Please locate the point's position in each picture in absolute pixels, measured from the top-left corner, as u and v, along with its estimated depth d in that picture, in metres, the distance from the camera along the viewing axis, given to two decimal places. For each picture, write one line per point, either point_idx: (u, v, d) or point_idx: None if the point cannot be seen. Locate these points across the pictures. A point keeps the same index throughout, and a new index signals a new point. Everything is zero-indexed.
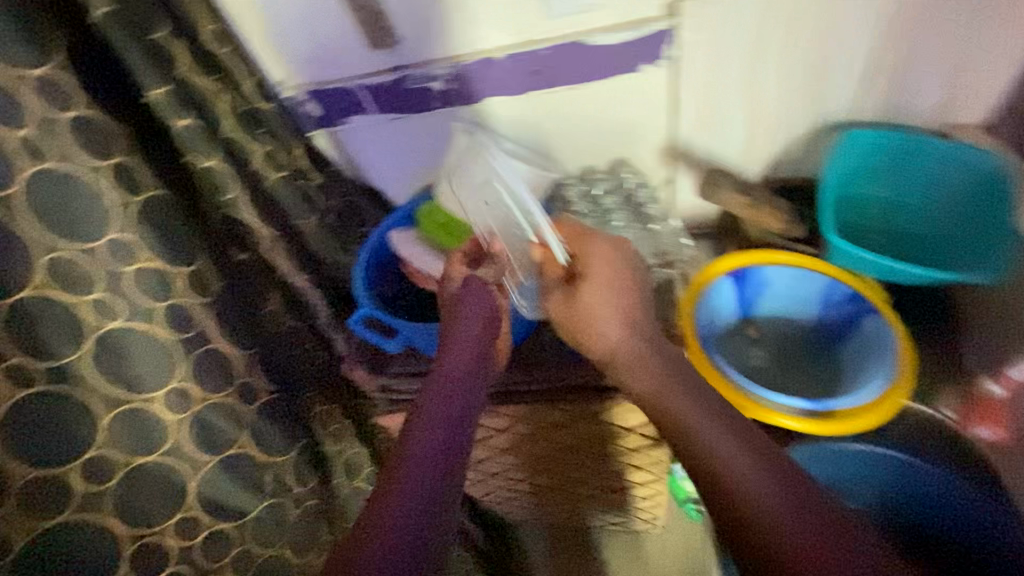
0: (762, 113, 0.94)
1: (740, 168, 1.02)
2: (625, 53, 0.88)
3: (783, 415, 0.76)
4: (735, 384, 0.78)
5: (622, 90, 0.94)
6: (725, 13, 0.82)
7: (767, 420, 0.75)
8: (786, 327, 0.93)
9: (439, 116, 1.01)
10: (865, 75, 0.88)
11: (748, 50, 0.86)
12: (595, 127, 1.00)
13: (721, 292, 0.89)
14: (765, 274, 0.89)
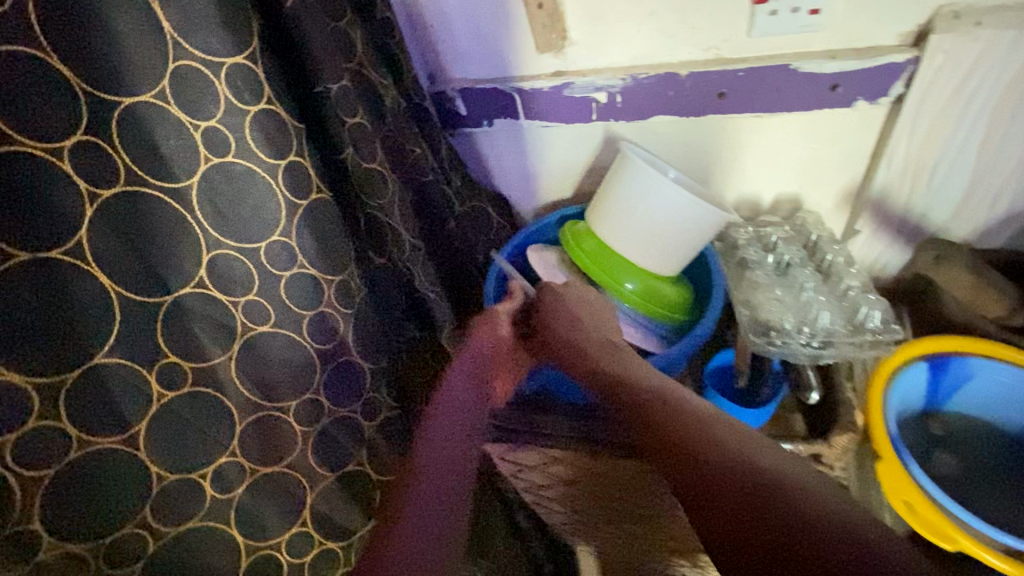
0: (990, 172, 0.79)
1: (940, 230, 0.86)
2: (841, 85, 0.75)
3: (989, 548, 0.61)
4: (925, 494, 0.64)
5: (820, 125, 0.81)
6: (982, 53, 0.68)
7: (964, 550, 0.61)
8: (979, 431, 0.79)
9: (590, 128, 0.91)
10: None
11: (996, 98, 0.72)
12: (770, 164, 0.88)
13: (915, 376, 0.75)
14: (972, 368, 0.74)
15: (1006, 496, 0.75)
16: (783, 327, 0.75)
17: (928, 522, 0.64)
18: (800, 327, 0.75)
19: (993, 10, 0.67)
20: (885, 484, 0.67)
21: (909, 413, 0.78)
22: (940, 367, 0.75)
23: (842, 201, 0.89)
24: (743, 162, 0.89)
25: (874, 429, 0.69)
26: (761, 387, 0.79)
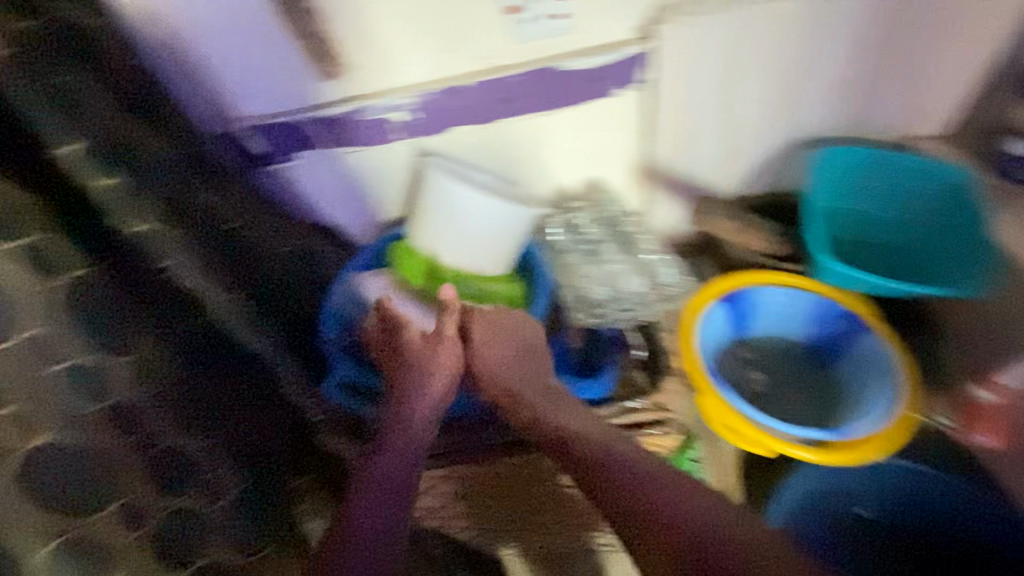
0: (738, 135, 0.92)
1: (716, 189, 0.99)
2: (600, 79, 0.84)
3: (782, 442, 0.74)
4: (735, 412, 0.75)
5: (598, 114, 0.90)
6: (700, 34, 0.79)
7: (767, 450, 0.74)
8: (780, 347, 0.92)
9: (393, 149, 0.91)
10: (832, 92, 0.86)
11: (723, 73, 0.84)
12: (566, 155, 0.95)
13: (717, 313, 0.87)
14: (757, 296, 0.88)
15: (811, 397, 0.88)
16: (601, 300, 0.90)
17: (740, 435, 0.76)
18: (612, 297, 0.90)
19: None
20: (704, 412, 0.77)
21: (721, 345, 0.90)
22: (734, 301, 0.88)
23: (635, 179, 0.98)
24: (543, 155, 0.95)
25: (690, 366, 0.80)
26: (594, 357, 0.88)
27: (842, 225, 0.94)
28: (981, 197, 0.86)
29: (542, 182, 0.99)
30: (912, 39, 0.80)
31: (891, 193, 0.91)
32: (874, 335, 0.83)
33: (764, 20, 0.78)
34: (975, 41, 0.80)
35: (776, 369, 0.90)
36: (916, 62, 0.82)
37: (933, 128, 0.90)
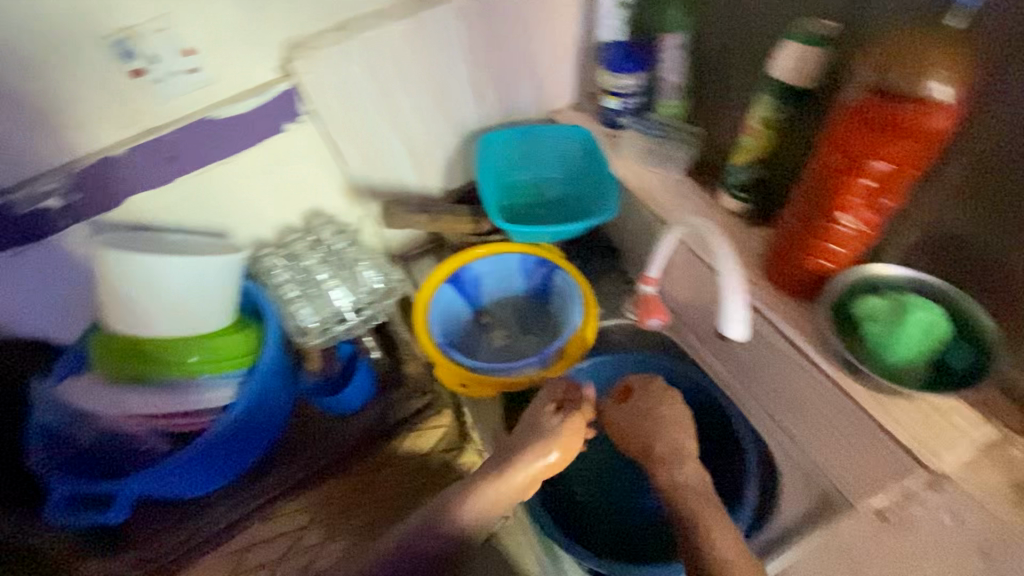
0: (417, 142, 1.02)
1: (423, 189, 1.09)
2: (261, 118, 0.88)
3: (512, 380, 0.87)
4: (467, 370, 0.87)
5: (279, 151, 0.94)
6: (333, 65, 0.86)
7: (500, 390, 0.86)
8: (511, 304, 1.06)
9: (70, 234, 0.86)
10: (476, 89, 1.00)
11: (373, 93, 0.93)
12: (268, 194, 0.98)
13: (443, 296, 0.98)
14: (473, 270, 1.01)
15: (546, 337, 1.02)
16: (313, 326, 0.93)
17: (479, 386, 0.87)
18: (323, 321, 0.93)
19: (317, 35, 0.85)
20: (444, 381, 0.87)
21: (460, 319, 1.02)
22: (455, 280, 1.00)
23: (347, 198, 1.05)
24: (244, 200, 0.97)
25: (425, 347, 0.90)
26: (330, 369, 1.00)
27: (526, 195, 1.09)
28: (609, 150, 1.01)
29: (259, 225, 1.02)
30: (512, 36, 0.97)
31: (556, 158, 1.07)
32: (562, 272, 0.98)
33: (383, 43, 0.88)
34: (559, 29, 1.00)
35: (516, 322, 1.06)
36: (525, 51, 1.00)
37: (567, 98, 1.11)
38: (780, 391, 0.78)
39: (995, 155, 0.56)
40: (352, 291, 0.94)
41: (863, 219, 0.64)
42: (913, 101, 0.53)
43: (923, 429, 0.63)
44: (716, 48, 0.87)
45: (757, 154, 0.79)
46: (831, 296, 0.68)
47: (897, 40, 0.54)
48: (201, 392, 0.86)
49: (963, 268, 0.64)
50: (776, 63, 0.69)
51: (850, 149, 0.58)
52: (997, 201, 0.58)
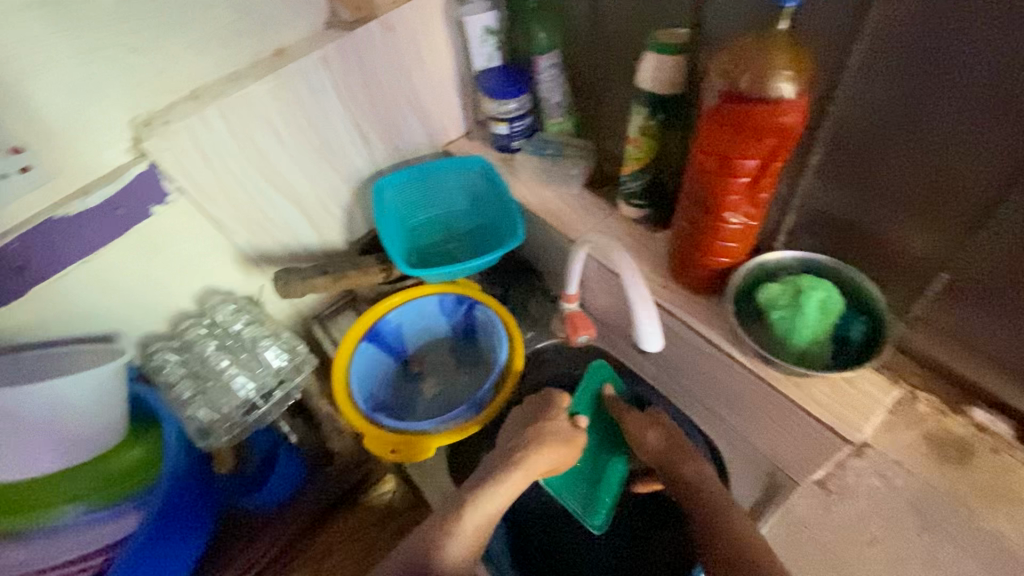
0: (308, 199, 0.96)
1: (324, 244, 1.04)
2: (120, 207, 0.78)
3: (446, 434, 0.83)
4: (396, 434, 0.83)
5: (153, 237, 0.84)
6: (193, 139, 0.78)
7: (433, 449, 0.82)
8: (438, 348, 1.03)
9: None
10: (361, 136, 0.95)
11: (248, 158, 0.85)
12: (149, 285, 0.88)
13: (365, 355, 0.93)
14: (390, 321, 0.96)
15: (479, 373, 0.99)
16: (215, 422, 0.87)
17: (411, 448, 0.82)
18: (224, 416, 0.87)
19: (170, 107, 0.77)
20: (376, 450, 0.83)
21: (387, 374, 0.99)
22: (373, 337, 0.95)
23: (242, 270, 0.97)
24: (124, 295, 0.86)
25: (350, 417, 0.85)
26: (246, 464, 0.96)
27: (435, 233, 1.06)
28: (507, 175, 1.00)
29: (148, 317, 0.91)
30: (389, 74, 0.91)
31: (460, 191, 1.04)
32: (482, 306, 0.95)
33: (246, 105, 0.80)
34: (436, 61, 0.95)
35: (446, 362, 1.02)
36: (406, 89, 0.94)
37: (459, 127, 1.08)
38: (710, 387, 0.79)
39: (854, 135, 0.58)
40: (253, 374, 0.89)
41: (747, 215, 0.65)
42: (767, 101, 0.54)
43: (840, 403, 0.65)
44: (588, 63, 0.88)
45: (643, 161, 0.79)
46: (732, 291, 0.70)
47: (743, 44, 0.55)
48: (96, 526, 0.80)
49: (848, 244, 0.67)
50: (642, 74, 0.70)
51: (722, 152, 0.60)
52: (864, 178, 0.60)
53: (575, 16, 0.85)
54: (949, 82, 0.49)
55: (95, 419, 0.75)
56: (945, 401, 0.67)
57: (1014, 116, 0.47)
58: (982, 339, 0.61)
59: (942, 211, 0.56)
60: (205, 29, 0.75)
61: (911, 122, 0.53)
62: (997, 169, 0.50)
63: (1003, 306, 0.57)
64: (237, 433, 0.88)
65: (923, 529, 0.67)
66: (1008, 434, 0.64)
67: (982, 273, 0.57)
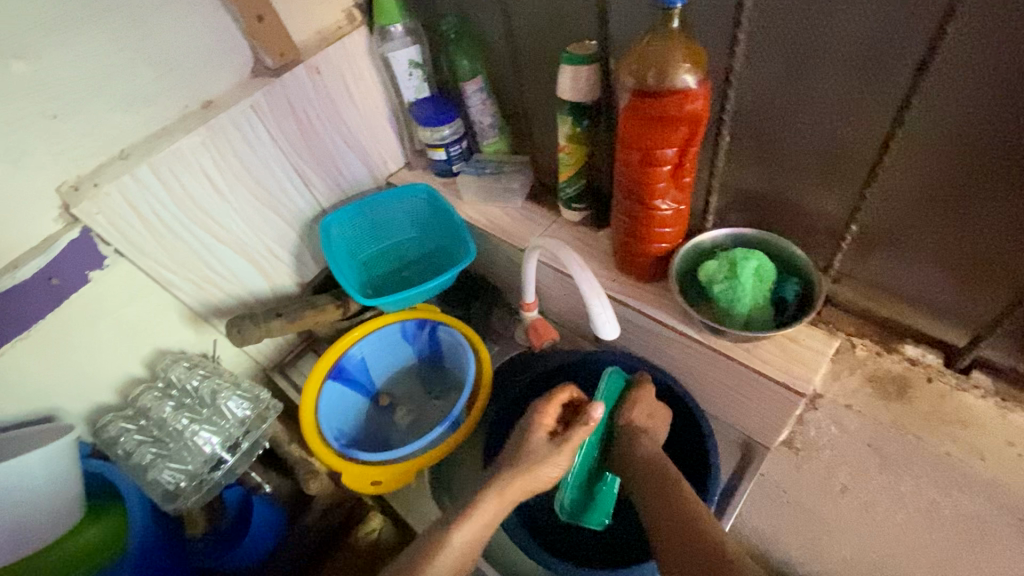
0: (253, 246, 0.95)
1: (275, 289, 1.03)
2: (54, 277, 0.75)
3: (424, 459, 0.83)
4: (374, 465, 0.83)
5: (93, 304, 0.81)
6: (126, 198, 0.76)
7: (411, 475, 0.82)
8: (406, 376, 1.03)
9: None
10: (301, 176, 0.95)
11: (186, 212, 0.84)
12: (93, 355, 0.84)
13: (331, 394, 0.92)
14: (353, 356, 0.95)
15: (450, 396, 0.99)
16: (182, 486, 0.86)
17: (390, 477, 0.82)
18: (192, 474, 0.86)
19: (98, 170, 0.76)
20: (356, 485, 0.82)
21: (357, 410, 0.97)
22: (338, 374, 0.93)
23: (192, 327, 0.95)
24: (67, 368, 0.82)
25: (324, 457, 0.84)
26: (220, 523, 0.93)
27: (388, 262, 1.06)
28: (452, 197, 1.03)
29: (95, 389, 0.87)
30: (321, 114, 0.92)
31: (406, 219, 1.06)
32: (444, 326, 0.96)
33: (178, 159, 0.79)
34: (366, 98, 0.98)
35: (416, 389, 1.02)
36: (340, 127, 0.96)
37: (398, 158, 1.10)
38: (674, 368, 0.82)
39: (756, 112, 0.64)
40: (218, 427, 0.88)
41: (676, 200, 0.70)
42: (673, 92, 0.60)
43: (788, 360, 0.70)
44: (512, 83, 0.93)
45: (576, 167, 0.84)
46: (675, 273, 0.74)
47: (645, 44, 0.60)
48: None
49: (768, 214, 0.73)
50: (561, 85, 0.75)
51: (642, 144, 0.64)
52: (772, 150, 0.66)
53: (492, 42, 0.90)
54: (823, 56, 0.55)
55: (42, 498, 0.72)
56: (878, 342, 0.72)
57: (881, 77, 0.54)
58: (899, 281, 0.67)
59: (840, 169, 0.62)
60: (129, 89, 0.75)
61: (800, 95, 0.59)
62: (877, 126, 0.57)
63: (908, 246, 0.63)
64: (207, 488, 0.88)
65: (883, 468, 0.71)
66: (936, 362, 0.69)
67: (885, 219, 0.63)
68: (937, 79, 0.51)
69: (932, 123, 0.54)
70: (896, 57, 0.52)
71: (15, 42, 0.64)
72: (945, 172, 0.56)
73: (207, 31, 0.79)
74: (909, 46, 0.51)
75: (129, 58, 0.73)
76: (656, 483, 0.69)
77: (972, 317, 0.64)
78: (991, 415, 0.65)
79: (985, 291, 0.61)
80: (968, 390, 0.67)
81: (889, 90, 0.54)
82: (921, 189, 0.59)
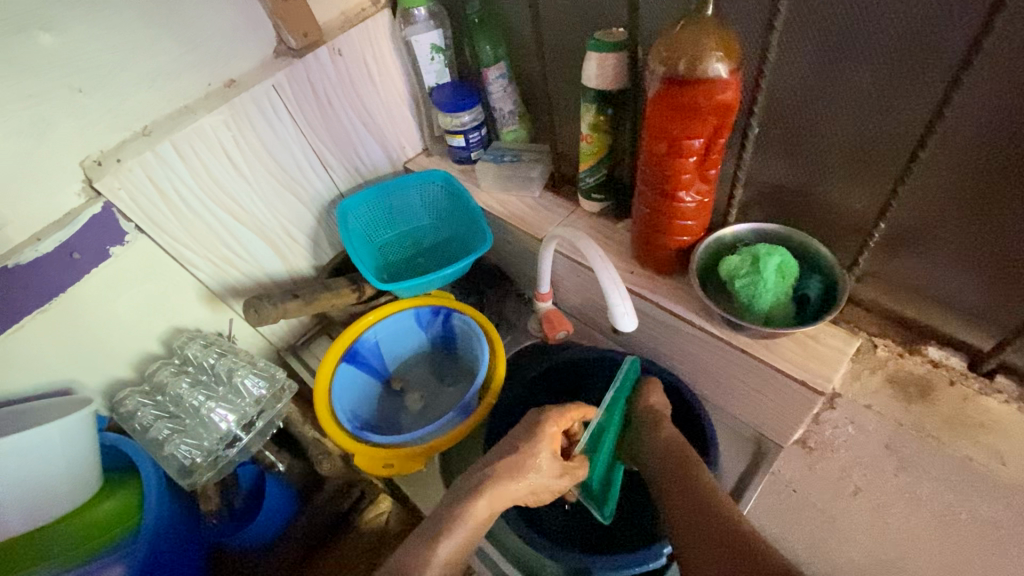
0: (271, 227, 0.95)
1: (291, 271, 1.03)
2: (76, 251, 0.75)
3: (436, 444, 0.83)
4: (387, 448, 0.83)
5: (113, 280, 0.82)
6: (147, 175, 0.77)
7: (423, 459, 0.82)
8: (419, 363, 1.03)
9: None
10: (320, 159, 0.95)
11: (206, 191, 0.84)
12: (112, 330, 0.85)
13: (345, 376, 0.93)
14: (367, 340, 0.96)
15: (463, 383, 0.99)
16: (198, 461, 0.86)
17: (401, 460, 0.83)
18: (208, 451, 0.87)
19: (121, 145, 0.76)
20: (369, 467, 0.82)
21: (369, 395, 0.98)
22: (352, 357, 0.94)
23: (209, 306, 0.95)
24: (85, 342, 0.83)
25: (337, 439, 0.85)
26: (234, 500, 0.97)
27: (403, 248, 1.06)
28: (469, 185, 1.02)
29: (111, 364, 0.88)
30: (342, 96, 0.92)
31: (423, 205, 1.05)
32: (459, 314, 0.96)
33: (200, 136, 0.79)
34: (387, 82, 0.97)
35: (428, 376, 1.02)
36: (360, 110, 0.96)
37: (416, 144, 1.09)
38: (689, 363, 0.82)
39: (786, 104, 0.63)
40: (234, 405, 0.89)
41: (700, 192, 0.69)
42: (704, 82, 0.59)
43: (808, 358, 0.69)
44: (534, 70, 0.92)
45: (597, 156, 0.83)
46: (695, 267, 0.73)
47: (678, 31, 0.59)
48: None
49: (793, 210, 0.72)
50: (587, 73, 0.74)
51: (669, 133, 0.63)
52: (801, 145, 0.65)
53: (517, 28, 0.89)
54: (860, 48, 0.54)
55: (63, 468, 0.73)
56: (901, 344, 0.72)
57: (919, 72, 0.53)
58: (924, 282, 0.66)
59: (871, 166, 0.61)
60: (153, 64, 0.75)
61: (834, 88, 0.58)
62: (913, 122, 0.56)
63: (937, 248, 0.62)
64: (221, 465, 0.89)
65: (898, 470, 0.70)
66: (959, 365, 0.68)
67: (914, 219, 0.62)
68: (980, 74, 0.50)
69: (971, 120, 0.53)
70: (936, 50, 0.51)
71: (41, 13, 0.64)
72: (981, 171, 0.55)
73: (231, 9, 0.78)
74: (952, 39, 0.49)
75: (154, 34, 0.73)
76: (675, 473, 0.68)
77: (999, 322, 0.63)
78: (1013, 421, 0.65)
79: (1015, 295, 0.60)
80: (990, 394, 0.67)
81: (926, 85, 0.53)
82: (955, 188, 0.57)
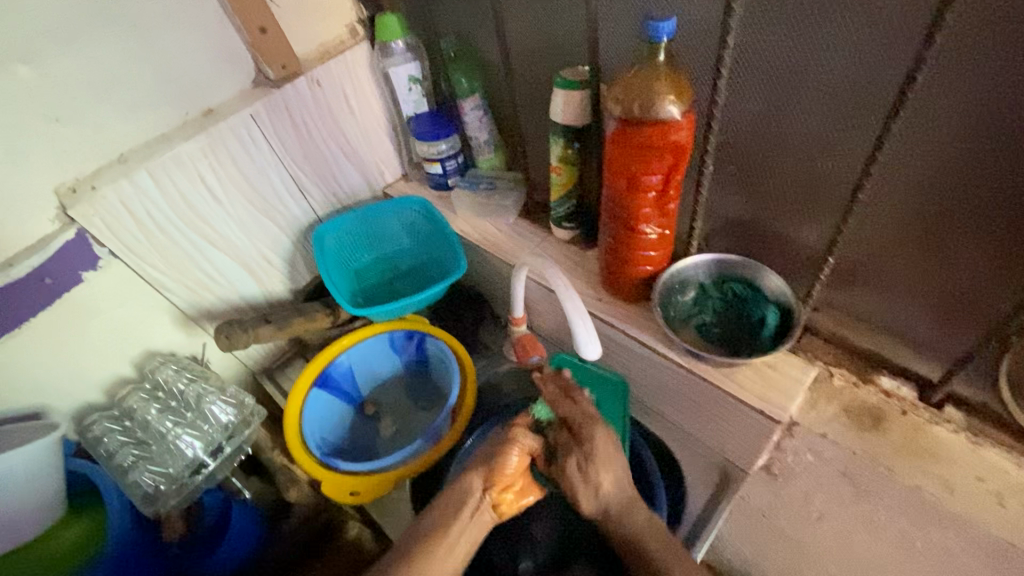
0: (246, 252, 0.96)
1: (268, 294, 1.04)
2: (48, 277, 0.76)
3: (405, 471, 0.84)
4: (355, 475, 0.84)
5: (85, 305, 0.82)
6: (123, 202, 0.78)
7: (391, 485, 0.83)
8: (393, 387, 1.03)
9: None
10: (297, 186, 0.97)
11: (182, 217, 0.85)
12: (83, 354, 0.85)
13: (317, 401, 0.94)
14: (340, 364, 0.96)
15: (436, 407, 1.00)
16: (162, 489, 0.87)
17: (369, 487, 0.83)
18: (173, 478, 0.88)
19: (97, 173, 0.78)
20: (335, 494, 0.83)
21: (342, 419, 0.98)
22: (324, 382, 0.95)
23: (184, 330, 0.95)
24: (56, 366, 0.83)
25: (307, 466, 0.85)
26: (196, 527, 0.94)
27: (380, 273, 1.08)
28: (445, 211, 1.04)
29: (82, 388, 0.88)
30: (320, 124, 0.94)
31: (401, 230, 1.07)
32: (432, 338, 0.97)
33: (177, 164, 0.81)
34: (366, 112, 1.00)
35: (402, 399, 1.03)
36: (339, 139, 0.98)
37: (395, 170, 1.11)
38: (654, 389, 0.83)
39: (739, 142, 0.66)
40: (201, 432, 0.89)
41: (660, 225, 0.71)
42: (658, 123, 0.61)
43: (765, 386, 0.71)
44: (507, 101, 0.94)
45: (567, 187, 0.85)
46: (656, 298, 0.75)
47: (633, 75, 0.62)
48: None
49: (752, 241, 0.74)
50: (554, 108, 0.76)
51: (627, 170, 0.66)
52: (755, 181, 0.68)
53: (489, 62, 0.91)
54: (803, 94, 0.57)
55: (25, 495, 0.73)
56: (855, 373, 0.73)
57: (858, 116, 0.56)
58: (876, 313, 0.69)
59: (819, 202, 0.64)
60: (132, 95, 0.77)
61: (781, 128, 0.61)
62: (854, 162, 0.59)
63: (884, 280, 0.65)
64: (187, 492, 0.89)
65: (857, 497, 0.70)
66: (911, 395, 0.70)
67: (860, 254, 0.65)
68: (908, 120, 0.53)
69: (906, 160, 0.56)
70: (872, 96, 0.54)
71: (21, 47, 0.66)
72: (920, 210, 0.58)
73: (212, 42, 0.81)
74: (883, 88, 0.53)
75: (133, 65, 0.75)
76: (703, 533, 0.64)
77: (944, 351, 0.66)
78: (961, 449, 0.66)
79: (957, 326, 0.62)
80: (940, 424, 0.68)
81: (865, 128, 0.56)
82: (896, 224, 0.60)
